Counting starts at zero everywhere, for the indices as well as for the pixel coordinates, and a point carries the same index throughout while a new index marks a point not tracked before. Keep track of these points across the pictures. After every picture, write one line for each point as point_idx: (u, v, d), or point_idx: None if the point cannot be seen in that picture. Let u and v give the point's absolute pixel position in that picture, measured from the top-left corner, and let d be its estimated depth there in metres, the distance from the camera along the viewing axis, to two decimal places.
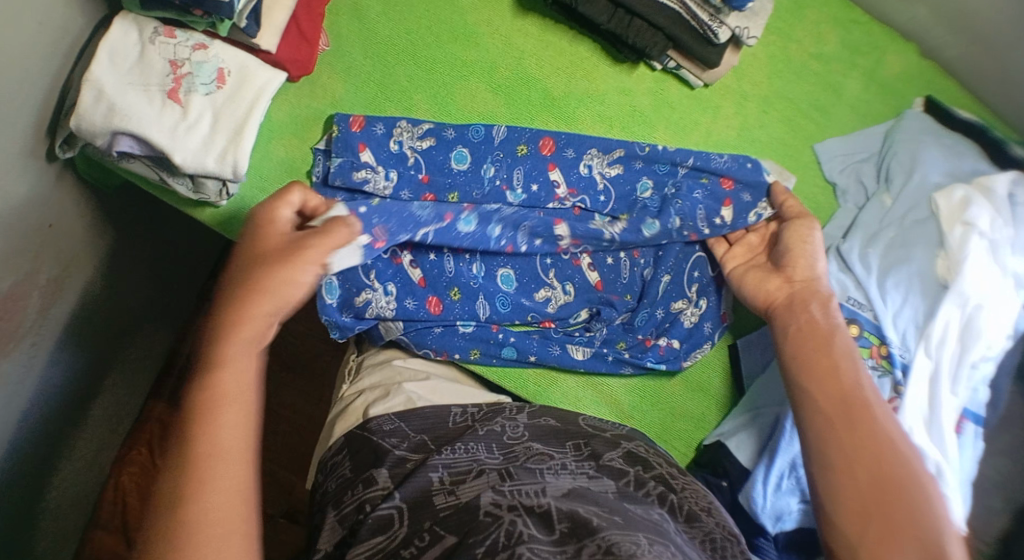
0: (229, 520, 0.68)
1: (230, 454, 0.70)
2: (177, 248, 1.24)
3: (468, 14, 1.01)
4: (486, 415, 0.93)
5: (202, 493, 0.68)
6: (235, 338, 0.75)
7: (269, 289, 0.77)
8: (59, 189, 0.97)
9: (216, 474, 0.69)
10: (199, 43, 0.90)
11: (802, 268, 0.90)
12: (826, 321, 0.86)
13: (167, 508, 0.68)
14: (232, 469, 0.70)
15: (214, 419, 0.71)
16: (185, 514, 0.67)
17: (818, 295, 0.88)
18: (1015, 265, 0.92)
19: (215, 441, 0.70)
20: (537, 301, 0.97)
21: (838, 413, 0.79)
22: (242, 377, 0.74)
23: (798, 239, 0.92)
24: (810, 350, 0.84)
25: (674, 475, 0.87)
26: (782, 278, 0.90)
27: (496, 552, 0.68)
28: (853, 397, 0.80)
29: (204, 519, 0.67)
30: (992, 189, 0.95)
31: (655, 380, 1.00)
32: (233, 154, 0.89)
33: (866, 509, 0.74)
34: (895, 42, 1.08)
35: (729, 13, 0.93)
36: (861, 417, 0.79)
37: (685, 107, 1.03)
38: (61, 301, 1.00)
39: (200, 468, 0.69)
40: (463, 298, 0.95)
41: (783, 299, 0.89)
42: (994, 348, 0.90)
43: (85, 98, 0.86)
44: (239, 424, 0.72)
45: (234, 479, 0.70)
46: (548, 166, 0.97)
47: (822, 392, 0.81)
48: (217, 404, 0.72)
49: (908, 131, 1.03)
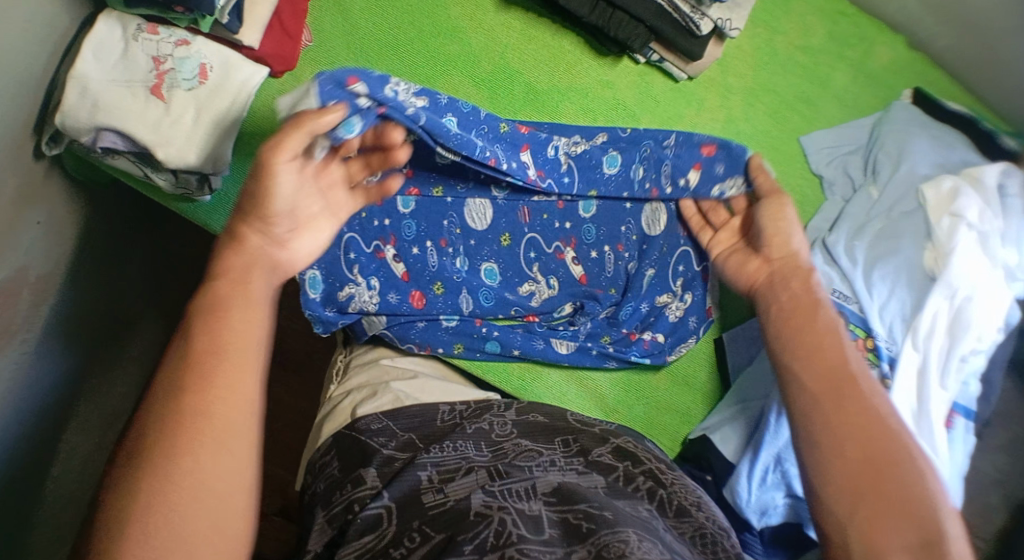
0: (226, 426, 0.67)
1: (233, 359, 0.69)
2: (169, 246, 1.25)
3: (451, 9, 1.01)
4: (474, 412, 0.92)
5: (211, 389, 0.67)
6: (243, 249, 0.73)
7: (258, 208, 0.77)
8: (46, 185, 0.97)
9: (224, 372, 0.68)
10: (182, 39, 0.91)
11: (778, 246, 0.87)
12: (808, 296, 0.83)
13: (173, 406, 0.66)
14: (232, 376, 0.69)
15: (216, 325, 0.70)
16: (182, 417, 0.66)
17: (797, 271, 0.86)
18: (1004, 256, 0.91)
19: (219, 345, 0.69)
20: (520, 295, 0.97)
21: (825, 388, 0.76)
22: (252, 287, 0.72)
23: (773, 218, 0.89)
24: (796, 325, 0.82)
25: (663, 470, 0.86)
26: (760, 260, 0.89)
27: (486, 552, 0.68)
28: (839, 373, 0.77)
29: (202, 424, 0.66)
30: (981, 181, 0.93)
31: (640, 374, 0.99)
32: (217, 147, 0.90)
33: (858, 486, 0.71)
34: (882, 33, 1.08)
35: (711, 5, 0.93)
36: (848, 391, 0.76)
37: (670, 99, 1.03)
38: (51, 299, 1.01)
39: (208, 371, 0.68)
40: (446, 292, 0.95)
41: (764, 279, 0.87)
42: (984, 341, 0.89)
43: (70, 95, 0.87)
44: (246, 328, 0.71)
45: (233, 388, 0.68)
46: (521, 147, 0.91)
47: (808, 370, 0.78)
48: (227, 305, 0.71)
49: (896, 122, 1.02)
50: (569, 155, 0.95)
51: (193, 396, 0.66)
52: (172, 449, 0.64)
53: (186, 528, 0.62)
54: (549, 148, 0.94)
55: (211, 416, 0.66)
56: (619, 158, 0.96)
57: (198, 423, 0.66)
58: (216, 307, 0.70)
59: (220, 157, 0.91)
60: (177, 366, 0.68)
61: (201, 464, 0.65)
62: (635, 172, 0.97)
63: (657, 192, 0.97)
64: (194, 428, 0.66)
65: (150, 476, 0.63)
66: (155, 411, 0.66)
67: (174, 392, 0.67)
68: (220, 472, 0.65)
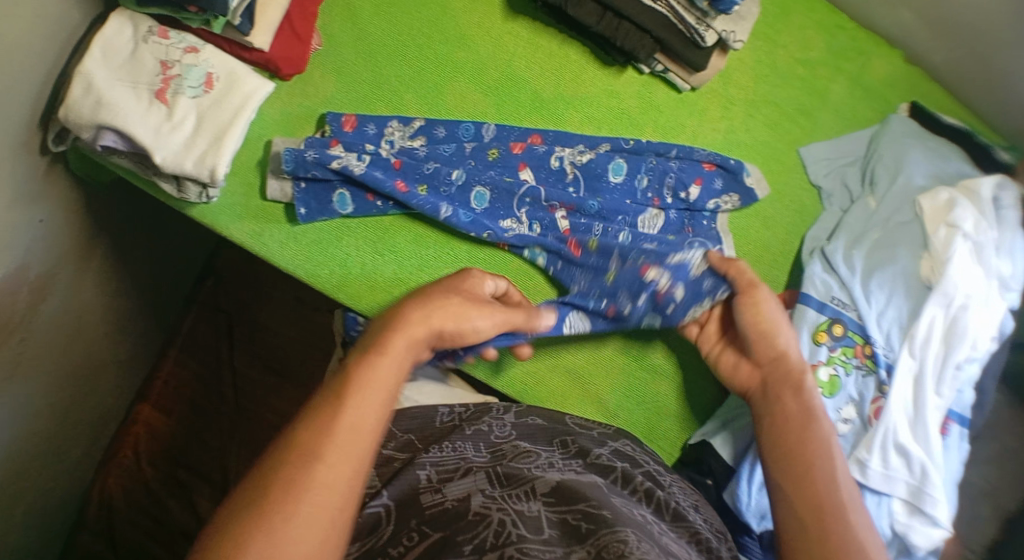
0: (318, 525, 0.61)
1: (348, 455, 0.64)
2: (169, 248, 1.25)
3: (459, 17, 1.03)
4: (473, 414, 0.92)
5: (322, 465, 0.63)
6: (387, 335, 0.71)
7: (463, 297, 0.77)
8: (51, 183, 0.97)
9: (338, 460, 0.63)
10: (191, 46, 0.93)
11: (765, 349, 0.82)
12: (801, 409, 0.77)
13: (285, 470, 0.62)
14: (349, 464, 0.64)
15: (349, 406, 0.66)
16: (290, 485, 0.61)
17: (788, 380, 0.80)
18: (999, 267, 0.93)
19: (337, 439, 0.64)
20: (499, 225, 0.97)
21: (812, 515, 0.70)
22: (387, 389, 0.68)
23: (752, 318, 0.83)
24: (787, 438, 0.76)
25: (661, 472, 0.87)
26: (751, 364, 0.84)
27: (484, 551, 0.67)
28: (830, 503, 0.71)
29: (296, 502, 0.61)
30: (977, 193, 0.96)
31: (640, 379, 1.00)
32: (212, 157, 0.90)
33: None
34: (879, 47, 1.10)
35: (716, 17, 0.96)
36: (833, 515, 0.70)
37: (672, 109, 1.04)
38: (52, 297, 1.00)
39: (328, 442, 0.64)
40: (429, 192, 0.96)
41: (757, 387, 0.82)
42: (980, 349, 0.91)
43: (74, 91, 0.87)
44: (375, 408, 0.67)
45: (335, 483, 0.63)
46: (518, 167, 0.99)
47: (798, 493, 0.72)
48: (360, 377, 0.68)
49: (893, 135, 1.04)
50: (574, 167, 0.99)
51: (285, 488, 0.61)
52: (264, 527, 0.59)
53: None
54: (553, 161, 0.99)
55: (307, 505, 0.61)
56: (624, 165, 1.00)
57: (293, 501, 0.61)
58: (355, 381, 0.67)
59: (215, 166, 0.90)
60: (278, 442, 0.65)
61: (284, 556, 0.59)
62: (641, 181, 1.00)
63: (659, 202, 1.00)
64: (290, 506, 0.61)
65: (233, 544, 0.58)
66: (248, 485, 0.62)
67: (288, 450, 0.63)
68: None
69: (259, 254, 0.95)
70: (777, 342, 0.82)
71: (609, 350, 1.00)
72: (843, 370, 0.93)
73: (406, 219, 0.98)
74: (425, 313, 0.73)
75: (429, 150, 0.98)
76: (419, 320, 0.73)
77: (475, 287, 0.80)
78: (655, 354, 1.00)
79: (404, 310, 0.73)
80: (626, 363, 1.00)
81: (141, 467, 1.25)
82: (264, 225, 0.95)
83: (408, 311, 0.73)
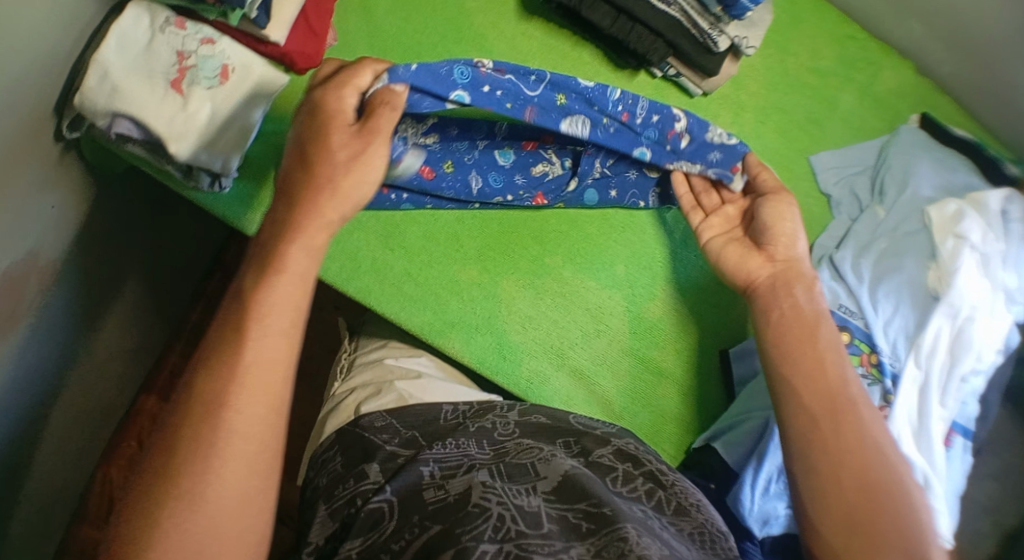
0: (234, 482, 0.66)
1: (257, 410, 0.69)
2: (177, 239, 1.25)
3: (474, 16, 1.03)
4: (478, 412, 0.93)
5: (237, 392, 0.68)
6: (280, 247, 0.73)
7: (347, 140, 0.75)
8: (64, 170, 0.97)
9: (248, 385, 0.69)
10: (207, 37, 0.93)
11: (783, 247, 0.88)
12: (811, 309, 0.85)
13: (203, 404, 0.68)
14: (263, 385, 0.69)
15: (253, 331, 0.70)
16: (213, 412, 0.67)
17: (801, 278, 0.87)
18: (1005, 279, 0.92)
19: (248, 369, 0.69)
20: (532, 175, 0.97)
21: (824, 411, 0.79)
22: (292, 338, 0.72)
23: (776, 216, 0.90)
24: (794, 340, 0.83)
25: (663, 472, 0.85)
26: (765, 257, 0.89)
27: (478, 541, 0.66)
28: (840, 399, 0.80)
29: (215, 430, 0.67)
30: (984, 205, 0.96)
31: (645, 381, 1.00)
32: (226, 149, 0.91)
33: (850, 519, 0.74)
34: (890, 58, 1.11)
35: (729, 23, 0.97)
36: (846, 416, 0.79)
37: (683, 113, 1.05)
38: (60, 283, 1.00)
39: (236, 370, 0.69)
40: (456, 171, 0.94)
41: (766, 279, 0.88)
42: (985, 360, 0.90)
43: (90, 79, 0.88)
44: (280, 329, 0.71)
45: (250, 405, 0.68)
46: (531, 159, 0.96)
47: (808, 392, 0.80)
48: (261, 303, 0.71)
49: (904, 145, 1.05)
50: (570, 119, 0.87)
51: (208, 418, 0.67)
52: (193, 456, 0.66)
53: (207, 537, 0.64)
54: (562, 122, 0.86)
55: (227, 443, 0.67)
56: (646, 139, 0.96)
57: (214, 429, 0.67)
58: (253, 306, 0.71)
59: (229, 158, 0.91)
60: (189, 408, 0.68)
61: (216, 477, 0.66)
62: (636, 116, 0.89)
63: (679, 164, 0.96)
64: (215, 434, 0.67)
65: (167, 473, 0.65)
66: (162, 454, 0.66)
67: (203, 383, 0.68)
68: (235, 479, 0.66)
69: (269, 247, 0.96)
70: (790, 237, 0.89)
71: (615, 351, 1.00)
72: None
73: (422, 213, 0.99)
74: (318, 188, 0.74)
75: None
76: (316, 192, 0.74)
77: (332, 127, 0.75)
78: (661, 356, 1.01)
79: (296, 192, 0.75)
80: (631, 365, 1.00)
81: None
82: None
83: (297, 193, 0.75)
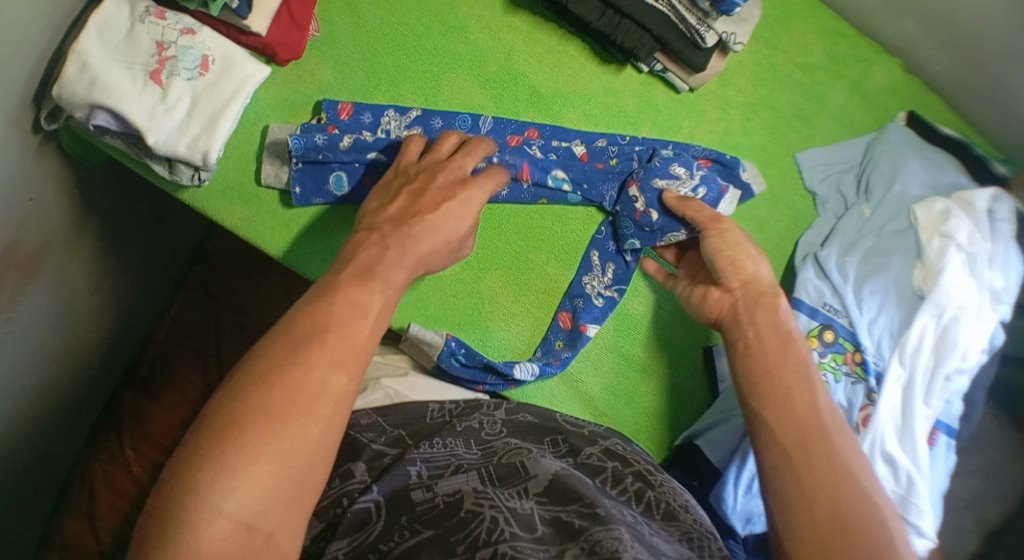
0: (281, 467, 0.64)
1: (320, 404, 0.67)
2: (160, 232, 1.24)
3: (459, 8, 1.02)
4: (463, 411, 0.91)
5: (316, 349, 0.69)
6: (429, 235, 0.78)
7: (442, 188, 0.81)
8: (42, 161, 0.95)
9: (329, 348, 0.69)
10: (188, 28, 0.92)
11: (733, 274, 0.87)
12: (775, 332, 0.84)
13: (285, 351, 0.68)
14: (342, 351, 0.70)
15: (347, 301, 0.72)
16: (291, 363, 0.68)
17: (761, 300, 0.86)
18: (992, 279, 0.92)
19: (338, 338, 0.70)
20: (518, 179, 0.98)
21: (795, 441, 0.77)
22: (366, 350, 0.71)
23: (717, 248, 0.89)
24: (759, 371, 0.82)
25: (651, 472, 0.85)
26: (720, 290, 0.88)
27: (477, 549, 0.67)
28: (809, 427, 0.78)
29: (288, 378, 0.67)
30: (972, 204, 0.96)
31: (630, 380, 0.99)
32: (206, 142, 0.90)
33: (825, 546, 0.71)
34: (880, 55, 1.11)
35: (717, 18, 0.96)
36: (815, 445, 0.77)
37: (670, 109, 1.04)
38: (40, 275, 0.99)
39: (322, 331, 0.70)
40: None
41: (728, 310, 0.87)
42: (970, 360, 0.90)
43: (69, 69, 0.86)
44: (376, 306, 0.73)
45: (331, 370, 0.68)
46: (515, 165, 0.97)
47: (775, 418, 0.79)
48: (360, 273, 0.74)
49: (890, 143, 1.04)
50: (613, 289, 1.00)
51: (288, 372, 0.67)
52: (270, 408, 0.65)
53: (269, 487, 0.63)
54: (610, 265, 1.00)
55: (301, 397, 0.66)
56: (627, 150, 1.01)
57: (291, 380, 0.67)
58: (360, 279, 0.74)
59: (211, 152, 0.90)
60: (252, 391, 0.66)
61: (287, 427, 0.65)
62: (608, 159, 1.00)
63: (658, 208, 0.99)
64: (291, 386, 0.67)
65: (238, 415, 0.65)
66: (214, 429, 0.64)
67: (292, 336, 0.69)
68: (303, 434, 0.66)
69: (251, 240, 0.95)
70: (747, 267, 0.88)
71: (599, 349, 0.99)
72: (833, 376, 0.93)
73: None
74: (460, 198, 0.80)
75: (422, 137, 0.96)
76: (447, 217, 0.79)
77: (443, 203, 0.79)
78: (645, 354, 1.00)
79: (448, 205, 0.80)
80: (615, 362, 0.99)
81: (125, 453, 1.25)
82: (256, 211, 0.95)
83: (435, 196, 0.80)
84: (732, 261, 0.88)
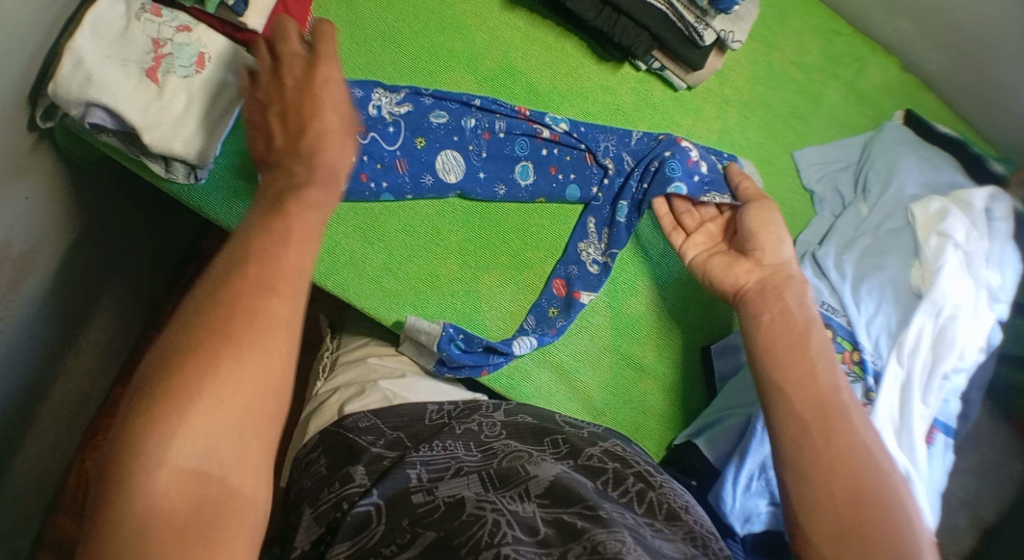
0: (227, 409, 0.61)
1: (262, 337, 0.64)
2: (155, 230, 1.23)
3: (456, 6, 1.02)
4: (462, 412, 0.91)
5: (246, 282, 0.65)
6: (326, 142, 0.76)
7: (298, 86, 0.77)
8: (36, 159, 0.94)
9: (259, 282, 0.66)
10: (183, 25, 0.91)
11: (770, 253, 0.89)
12: (801, 317, 0.85)
13: (219, 291, 0.65)
14: (274, 284, 0.67)
15: (269, 231, 0.69)
16: (226, 302, 0.64)
17: (790, 284, 0.87)
18: (989, 278, 0.92)
19: (267, 270, 0.67)
20: (514, 176, 0.98)
21: (815, 415, 0.78)
22: (296, 275, 0.68)
23: (760, 221, 0.91)
24: (782, 348, 0.82)
25: (652, 474, 0.84)
26: (752, 263, 0.89)
27: (479, 552, 0.65)
28: (829, 403, 0.78)
29: (227, 318, 0.64)
30: (970, 204, 0.96)
31: (629, 379, 0.99)
32: (202, 139, 0.90)
33: (842, 536, 0.72)
34: (876, 54, 1.11)
35: (715, 16, 0.96)
36: (837, 420, 0.78)
37: (668, 108, 1.04)
38: (35, 273, 0.98)
39: (255, 266, 0.67)
40: (429, 146, 0.94)
41: (755, 285, 0.88)
42: (967, 359, 0.90)
43: (63, 66, 0.85)
44: (298, 232, 0.70)
45: (269, 304, 0.66)
46: (510, 163, 0.98)
47: (798, 395, 0.79)
48: (280, 203, 0.72)
49: (886, 141, 1.05)
50: (608, 255, 0.99)
51: (226, 308, 0.64)
52: (209, 348, 0.62)
53: (214, 428, 0.60)
54: (609, 231, 1.00)
55: (241, 333, 0.63)
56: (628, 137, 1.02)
57: (227, 318, 0.64)
58: (280, 214, 0.71)
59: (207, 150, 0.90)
60: (184, 340, 0.62)
61: (228, 363, 0.62)
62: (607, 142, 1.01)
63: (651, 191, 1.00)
64: (227, 325, 0.63)
65: (175, 360, 0.61)
66: (145, 386, 0.60)
67: (223, 277, 0.66)
68: (247, 367, 0.62)
69: None
70: (778, 243, 0.90)
71: (597, 346, 0.99)
72: None
73: (402, 205, 0.96)
74: (321, 83, 0.77)
75: (402, 123, 0.93)
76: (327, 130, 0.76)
77: (316, 108, 0.76)
78: (645, 353, 1.00)
79: (318, 107, 0.76)
80: (614, 361, 0.99)
81: None
82: None
83: (297, 98, 0.77)
84: (769, 236, 0.90)
